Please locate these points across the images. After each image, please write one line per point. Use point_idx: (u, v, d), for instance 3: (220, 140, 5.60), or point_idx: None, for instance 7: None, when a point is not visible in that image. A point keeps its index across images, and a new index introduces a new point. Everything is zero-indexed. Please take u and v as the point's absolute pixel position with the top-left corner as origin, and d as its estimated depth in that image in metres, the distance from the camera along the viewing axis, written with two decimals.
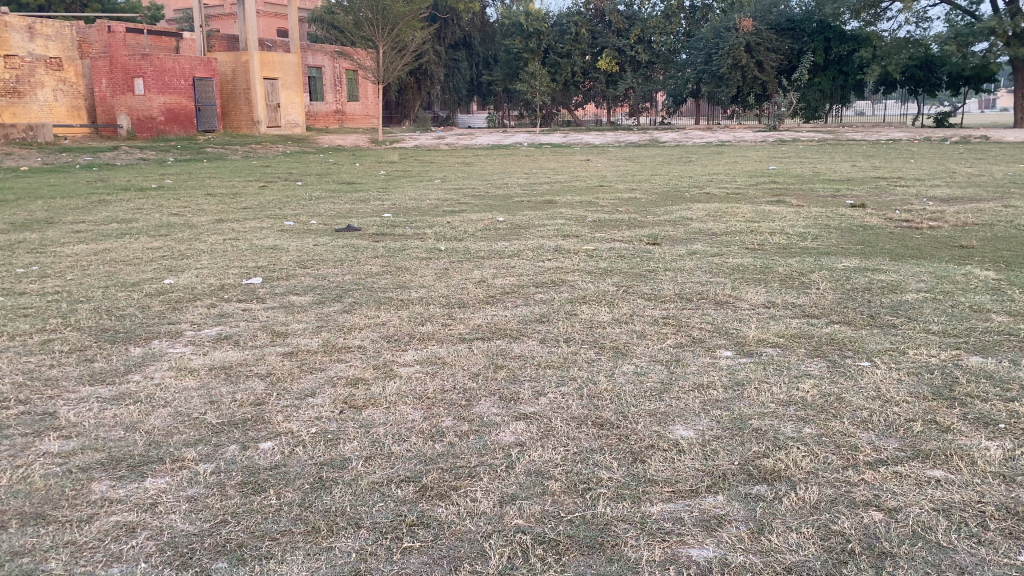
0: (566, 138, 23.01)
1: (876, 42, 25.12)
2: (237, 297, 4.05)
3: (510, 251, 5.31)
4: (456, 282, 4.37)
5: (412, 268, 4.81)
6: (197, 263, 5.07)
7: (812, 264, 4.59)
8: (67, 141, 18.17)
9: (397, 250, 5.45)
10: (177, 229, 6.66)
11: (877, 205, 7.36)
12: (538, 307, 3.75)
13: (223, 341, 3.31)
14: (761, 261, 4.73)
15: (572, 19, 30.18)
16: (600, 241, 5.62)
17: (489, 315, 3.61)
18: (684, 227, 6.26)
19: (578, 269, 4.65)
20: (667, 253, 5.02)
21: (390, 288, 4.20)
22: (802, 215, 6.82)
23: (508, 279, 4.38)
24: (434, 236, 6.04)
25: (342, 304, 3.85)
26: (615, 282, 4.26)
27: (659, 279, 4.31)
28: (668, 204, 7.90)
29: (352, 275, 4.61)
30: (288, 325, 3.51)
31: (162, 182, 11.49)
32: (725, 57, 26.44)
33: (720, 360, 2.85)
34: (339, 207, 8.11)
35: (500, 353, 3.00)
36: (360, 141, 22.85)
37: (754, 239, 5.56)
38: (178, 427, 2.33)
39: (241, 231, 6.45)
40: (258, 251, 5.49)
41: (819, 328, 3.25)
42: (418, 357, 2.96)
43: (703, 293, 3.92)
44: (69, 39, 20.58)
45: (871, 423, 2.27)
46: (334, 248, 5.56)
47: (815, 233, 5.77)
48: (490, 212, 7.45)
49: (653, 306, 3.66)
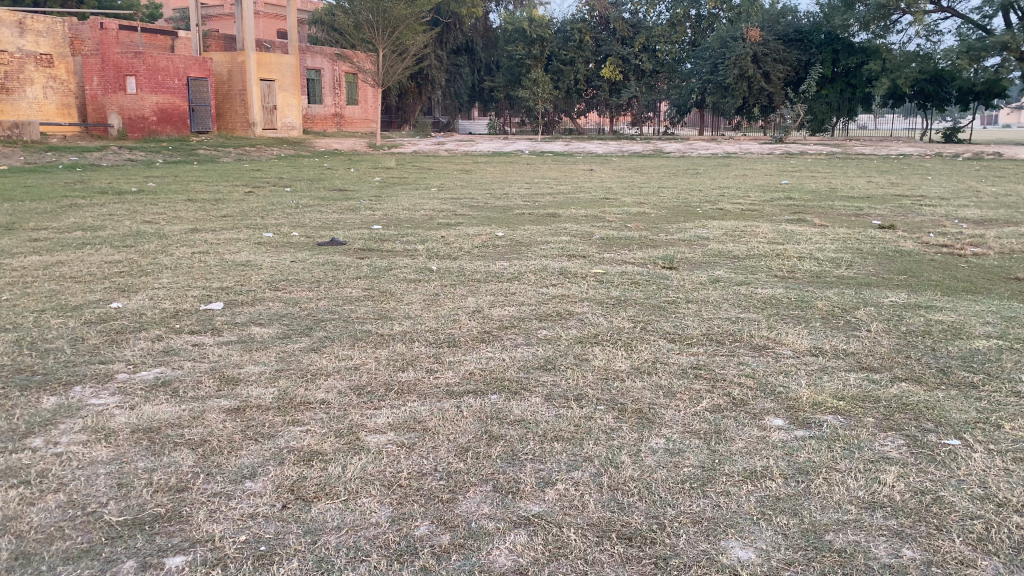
0: (568, 147, 22.46)
1: (885, 55, 24.69)
2: (189, 328, 3.48)
3: (511, 273, 4.74)
4: (446, 312, 3.79)
5: (398, 293, 4.22)
6: (155, 281, 4.48)
7: (854, 298, 4.04)
8: (54, 140, 17.60)
9: (383, 269, 4.86)
10: (144, 239, 6.09)
11: (908, 227, 6.82)
12: (542, 348, 3.17)
13: (160, 389, 2.71)
14: (796, 294, 4.15)
15: (576, 26, 29.82)
16: (610, 263, 5.06)
17: (482, 358, 3.02)
18: (702, 247, 5.70)
19: (586, 297, 4.07)
20: (686, 281, 4.45)
21: (369, 318, 3.62)
22: (828, 237, 6.27)
23: (508, 310, 3.81)
24: (427, 253, 5.47)
25: (309, 340, 3.27)
26: (630, 316, 3.68)
27: (681, 314, 3.73)
28: (681, 220, 7.36)
29: (329, 300, 4.03)
30: (241, 368, 2.92)
31: (145, 185, 10.95)
32: (731, 67, 26.04)
33: (770, 434, 2.27)
34: (327, 216, 7.54)
35: (493, 417, 2.40)
36: (358, 145, 22.30)
37: (782, 264, 4.99)
38: (61, 531, 1.74)
39: (214, 243, 5.88)
40: (228, 267, 4.91)
41: (884, 387, 2.67)
42: (393, 420, 2.38)
43: (735, 333, 3.35)
44: (61, 36, 20.05)
45: (991, 543, 1.69)
46: (314, 265, 4.99)
47: (850, 259, 5.20)
48: (488, 226, 6.90)
49: (679, 351, 3.08)
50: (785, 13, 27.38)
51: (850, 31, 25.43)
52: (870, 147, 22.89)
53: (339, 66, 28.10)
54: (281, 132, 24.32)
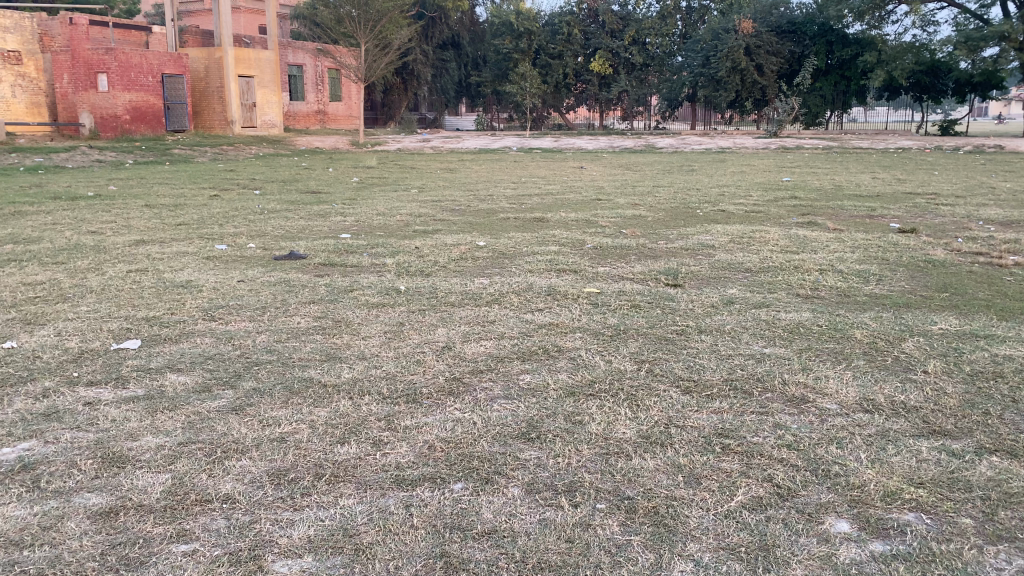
0: (558, 143, 21.88)
1: (880, 46, 24.22)
2: (91, 377, 2.81)
3: (490, 293, 4.09)
4: (409, 349, 3.13)
5: (356, 322, 3.57)
6: (72, 309, 3.81)
7: (896, 326, 3.41)
8: (22, 140, 16.83)
9: (343, 291, 4.20)
10: (79, 254, 5.40)
11: (931, 231, 6.20)
12: (525, 405, 2.50)
13: (16, 477, 2.04)
14: (827, 320, 3.52)
15: (564, 19, 29.14)
16: (607, 280, 4.42)
17: (446, 421, 2.37)
18: (708, 259, 5.06)
19: (580, 327, 3.42)
20: (694, 303, 3.80)
21: (315, 360, 2.97)
22: (846, 244, 5.62)
23: (485, 346, 3.16)
24: (397, 268, 4.81)
25: (233, 396, 2.62)
26: (632, 354, 3.02)
27: (694, 350, 3.08)
28: (681, 224, 6.73)
29: (271, 334, 3.36)
30: (135, 443, 2.25)
31: (105, 188, 10.29)
32: (723, 60, 25.46)
33: (835, 553, 1.64)
34: (292, 224, 6.87)
35: (453, 527, 1.75)
36: (341, 143, 21.58)
37: (803, 279, 4.36)
38: None
39: (157, 258, 5.19)
40: (163, 290, 4.24)
41: (980, 468, 2.02)
42: (313, 535, 1.73)
43: (766, 380, 2.72)
44: (29, 32, 19.30)
45: None
46: (263, 287, 4.32)
47: (877, 271, 4.58)
48: (470, 234, 6.25)
49: (699, 409, 2.44)
50: (777, 4, 26.74)
51: (845, 22, 24.88)
52: (867, 140, 22.37)
53: (321, 62, 27.38)
54: (261, 130, 23.53)
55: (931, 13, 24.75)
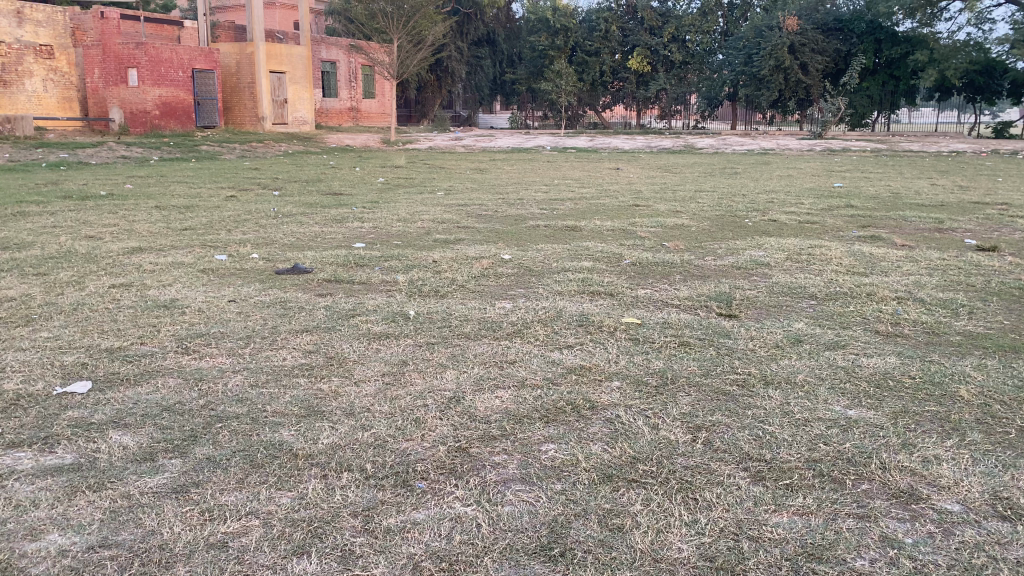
0: (593, 142, 21.25)
1: (932, 45, 23.22)
2: (10, 436, 2.28)
3: (514, 322, 3.52)
4: (408, 402, 2.55)
5: (353, 358, 3.02)
6: (31, 335, 3.31)
7: (1012, 380, 2.75)
8: (51, 135, 16.61)
9: (344, 316, 3.65)
10: (67, 263, 4.92)
11: (1016, 248, 5.52)
12: (546, 500, 1.90)
13: None
14: (920, 369, 2.89)
15: (602, 15, 28.47)
16: (650, 306, 3.83)
17: (441, 521, 1.80)
18: (763, 280, 4.45)
19: (617, 374, 2.83)
20: (756, 343, 3.18)
21: (290, 418, 2.41)
22: (919, 264, 4.95)
23: (501, 398, 2.58)
24: (408, 288, 4.24)
25: (178, 470, 2.07)
26: (684, 415, 2.43)
27: (763, 411, 2.46)
28: (729, 236, 6.12)
29: (249, 375, 2.82)
30: (29, 549, 1.70)
31: (120, 187, 9.90)
32: (767, 58, 24.56)
33: None
34: (305, 230, 6.37)
35: None
36: (372, 140, 21.12)
37: (882, 311, 3.71)
38: None
39: (148, 270, 4.70)
40: (142, 311, 3.72)
41: None
42: None
43: (861, 464, 2.10)
44: (62, 26, 19.06)
45: None
46: (255, 308, 3.79)
47: (966, 301, 3.92)
48: (495, 244, 5.68)
49: (778, 514, 1.84)
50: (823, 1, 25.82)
51: (895, 19, 23.90)
52: (918, 143, 21.36)
53: (355, 58, 27.04)
54: (291, 126, 23.17)
55: (986, 10, 23.71)
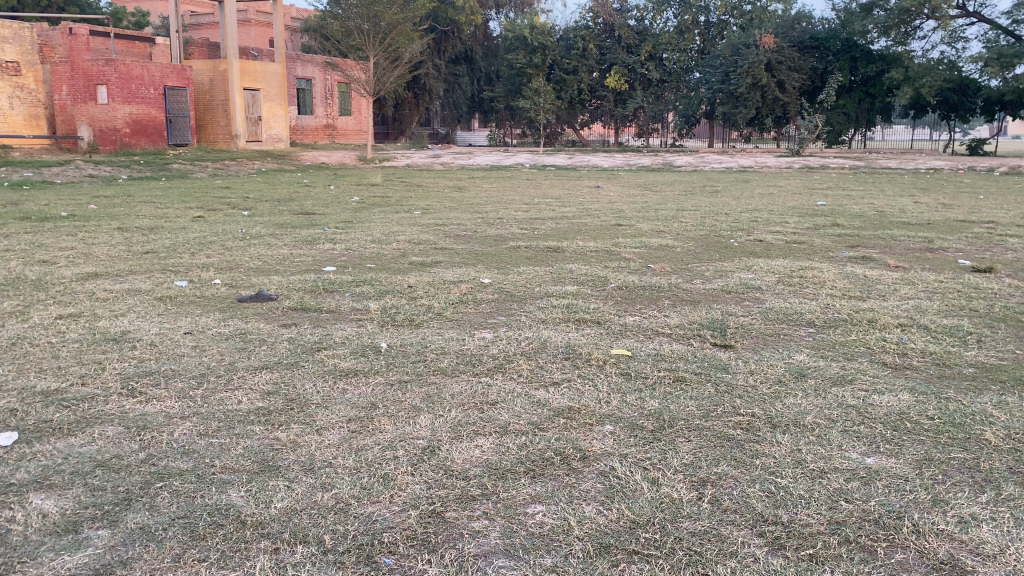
0: (572, 159, 21.13)
1: (907, 63, 23.37)
2: None
3: (495, 355, 3.25)
4: (377, 453, 2.27)
5: (318, 399, 2.73)
6: None
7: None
8: (16, 154, 16.15)
9: (310, 349, 3.37)
10: (10, 291, 4.58)
11: (1013, 269, 5.34)
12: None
13: None
14: (937, 407, 2.65)
15: (579, 33, 28.46)
16: (640, 335, 3.57)
17: None
18: (755, 305, 4.22)
19: (610, 415, 2.56)
20: (756, 378, 2.93)
21: (241, 475, 2.12)
22: (917, 287, 4.74)
23: (481, 448, 2.30)
24: (380, 316, 3.97)
25: (104, 544, 1.77)
26: (685, 465, 2.17)
27: (772, 460, 2.21)
28: (716, 257, 5.90)
29: (198, 421, 2.52)
30: None
31: (84, 207, 9.53)
32: (744, 76, 24.62)
33: None
34: (274, 253, 6.07)
35: None
36: (348, 158, 20.82)
37: (888, 340, 3.48)
38: None
39: (100, 299, 4.38)
40: (87, 346, 3.40)
41: None
42: None
43: (892, 527, 1.85)
44: (29, 42, 18.62)
45: None
46: (212, 342, 3.49)
47: (973, 328, 3.70)
48: (473, 267, 5.41)
49: None
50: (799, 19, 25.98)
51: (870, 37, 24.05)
52: (895, 160, 21.45)
53: (330, 75, 26.78)
54: (266, 144, 22.82)
55: (959, 28, 23.94)
